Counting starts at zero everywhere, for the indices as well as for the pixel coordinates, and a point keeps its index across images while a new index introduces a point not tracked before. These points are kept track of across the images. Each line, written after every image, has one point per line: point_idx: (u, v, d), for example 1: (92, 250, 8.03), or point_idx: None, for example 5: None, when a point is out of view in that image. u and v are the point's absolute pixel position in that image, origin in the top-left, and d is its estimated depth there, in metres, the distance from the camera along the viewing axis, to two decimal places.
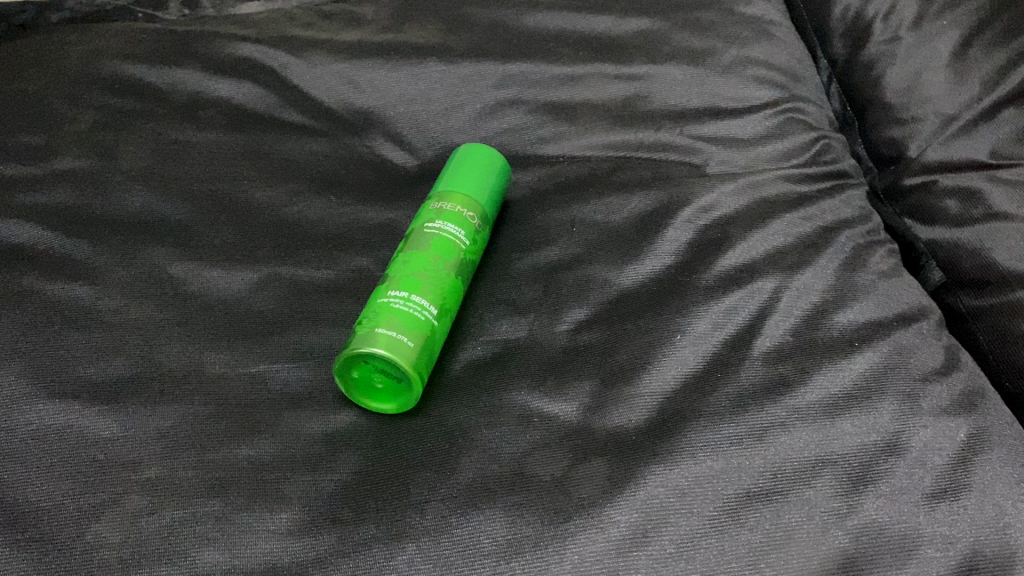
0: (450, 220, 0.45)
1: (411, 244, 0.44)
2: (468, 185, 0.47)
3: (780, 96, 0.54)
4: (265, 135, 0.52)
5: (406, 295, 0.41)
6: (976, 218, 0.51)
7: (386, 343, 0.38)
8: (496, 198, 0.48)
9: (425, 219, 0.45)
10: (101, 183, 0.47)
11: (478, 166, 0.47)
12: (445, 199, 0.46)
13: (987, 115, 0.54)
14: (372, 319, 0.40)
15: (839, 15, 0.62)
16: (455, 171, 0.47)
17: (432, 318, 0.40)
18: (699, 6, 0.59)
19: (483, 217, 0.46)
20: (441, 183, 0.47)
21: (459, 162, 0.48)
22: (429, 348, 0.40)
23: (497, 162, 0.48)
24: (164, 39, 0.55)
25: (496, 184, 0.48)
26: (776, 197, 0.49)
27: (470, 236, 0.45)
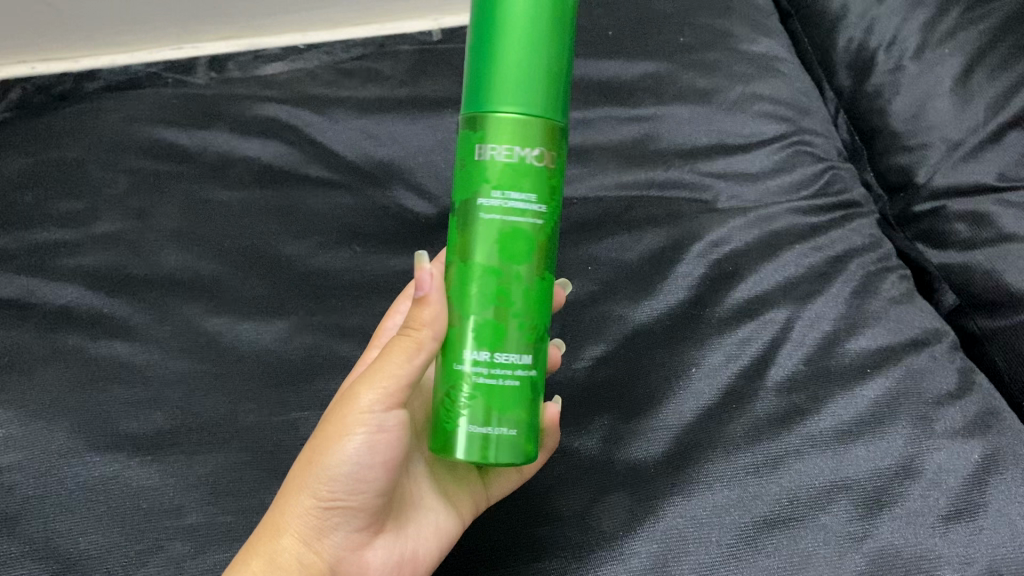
0: (513, 185, 0.33)
1: (473, 250, 0.33)
2: (513, 104, 0.32)
3: (787, 130, 0.56)
4: (291, 187, 0.54)
5: (488, 353, 0.33)
6: (987, 241, 0.52)
7: (475, 444, 0.33)
8: (557, 68, 0.33)
9: (476, 189, 0.33)
10: (137, 243, 0.50)
11: (513, 55, 0.32)
12: (491, 145, 0.32)
13: (993, 138, 0.55)
14: (454, 405, 0.33)
15: (844, 47, 0.63)
16: (491, 83, 0.32)
17: (525, 372, 0.34)
18: (704, 46, 0.60)
19: (545, 144, 0.33)
20: (474, 102, 0.33)
21: (490, 54, 0.32)
22: (531, 408, 0.34)
23: (548, 9, 0.32)
24: (192, 101, 0.57)
25: (552, 33, 0.32)
26: (785, 230, 0.50)
27: (542, 197, 0.33)
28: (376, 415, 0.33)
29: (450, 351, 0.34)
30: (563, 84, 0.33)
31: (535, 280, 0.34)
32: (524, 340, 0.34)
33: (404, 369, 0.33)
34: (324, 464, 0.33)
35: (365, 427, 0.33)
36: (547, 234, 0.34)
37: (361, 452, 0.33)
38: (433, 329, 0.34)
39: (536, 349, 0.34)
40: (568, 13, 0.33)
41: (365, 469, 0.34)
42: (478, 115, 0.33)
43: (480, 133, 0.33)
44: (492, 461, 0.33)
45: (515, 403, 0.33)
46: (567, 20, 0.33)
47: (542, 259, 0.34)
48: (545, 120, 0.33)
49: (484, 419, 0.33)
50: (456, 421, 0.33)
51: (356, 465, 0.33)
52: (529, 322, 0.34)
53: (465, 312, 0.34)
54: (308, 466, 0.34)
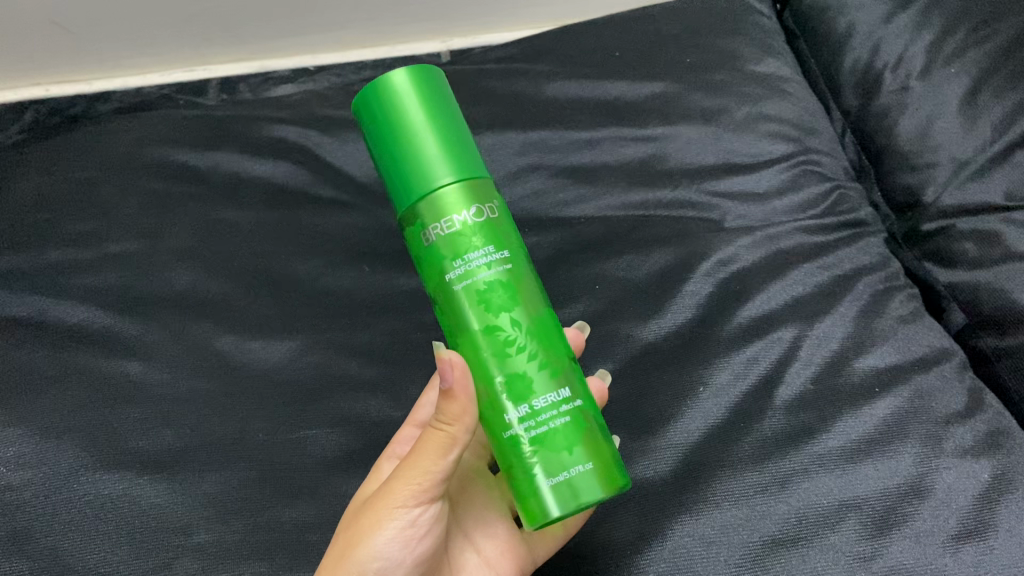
0: (470, 247, 0.35)
1: (463, 324, 0.35)
2: (439, 174, 0.35)
3: (793, 150, 0.56)
4: (300, 210, 0.55)
5: (527, 406, 0.34)
6: (995, 260, 0.52)
7: (567, 494, 0.33)
8: (459, 133, 0.36)
9: (439, 271, 0.35)
10: (148, 263, 0.50)
11: (419, 136, 0.36)
12: (436, 222, 0.35)
13: (1001, 156, 0.55)
14: (522, 472, 0.34)
15: (849, 67, 0.64)
16: (413, 169, 0.35)
17: (571, 404, 0.34)
18: (711, 67, 0.61)
19: (478, 194, 0.36)
20: (402, 197, 0.36)
21: (400, 145, 0.36)
22: (592, 431, 0.35)
23: (404, 87, 0.36)
24: (203, 123, 0.59)
25: (441, 109, 0.36)
26: (792, 248, 0.50)
27: (499, 244, 0.35)
28: (409, 509, 0.34)
29: (494, 423, 0.35)
30: (469, 144, 0.37)
31: (533, 318, 0.35)
32: (554, 377, 0.35)
33: (440, 465, 0.33)
34: (356, 559, 0.34)
35: (399, 523, 0.34)
36: (520, 276, 0.36)
37: (394, 546, 0.34)
38: (464, 419, 0.33)
39: (571, 381, 0.35)
40: (444, 85, 0.37)
41: (398, 561, 0.35)
42: (416, 201, 0.36)
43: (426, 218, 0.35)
44: (592, 505, 0.33)
45: (576, 440, 0.34)
46: (443, 93, 0.37)
47: (529, 300, 0.35)
48: (468, 176, 0.36)
49: (558, 467, 0.33)
50: (532, 484, 0.34)
51: (388, 558, 0.34)
52: (549, 360, 0.35)
53: (488, 379, 0.35)
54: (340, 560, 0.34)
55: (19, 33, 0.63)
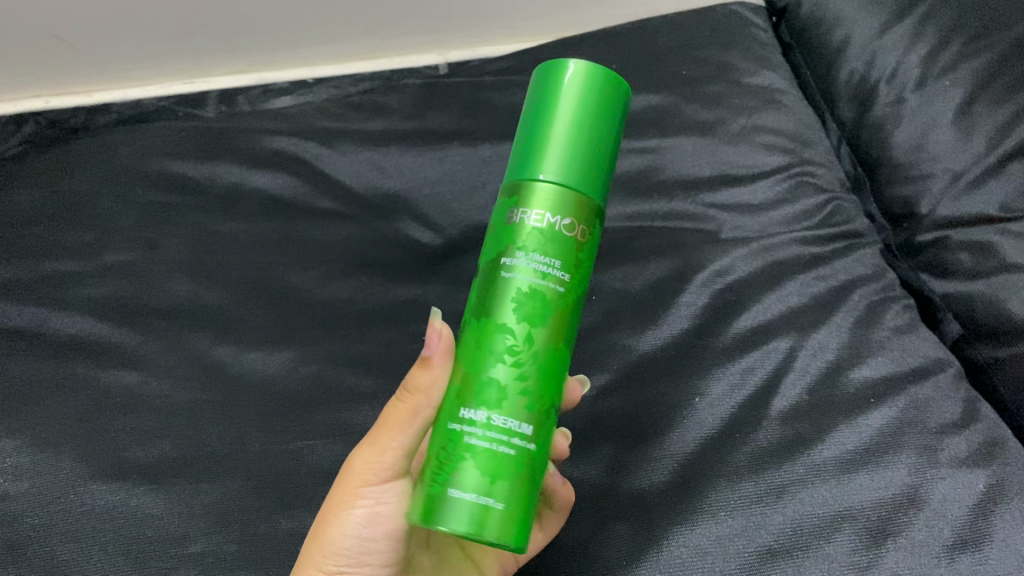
0: (536, 249, 0.34)
1: (490, 308, 0.34)
2: (558, 171, 0.34)
3: (789, 161, 0.56)
4: (299, 222, 0.55)
5: (485, 415, 0.32)
6: (990, 271, 0.52)
7: (458, 513, 0.31)
8: (601, 151, 0.35)
9: (502, 249, 0.34)
10: (147, 274, 0.50)
11: (566, 128, 0.34)
12: (525, 207, 0.34)
13: (995, 168, 0.55)
14: (442, 469, 0.32)
15: (845, 79, 0.65)
16: (542, 150, 0.34)
17: (523, 445, 0.32)
18: (707, 79, 0.61)
19: (573, 210, 0.34)
20: (518, 167, 0.35)
21: (544, 125, 0.35)
22: (528, 483, 0.33)
23: (587, 83, 0.35)
24: (203, 136, 0.59)
25: (602, 120, 0.35)
26: (788, 259, 0.50)
27: (566, 266, 0.34)
28: (374, 489, 0.36)
29: (449, 409, 0.33)
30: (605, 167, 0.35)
31: (548, 346, 0.34)
32: (525, 411, 0.33)
33: (401, 438, 0.35)
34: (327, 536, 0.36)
35: (365, 498, 0.36)
36: (564, 305, 0.34)
37: (364, 524, 0.36)
38: (429, 395, 0.34)
39: (537, 427, 0.33)
40: (619, 103, 0.36)
41: (370, 541, 0.36)
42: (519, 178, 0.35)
43: (516, 199, 0.34)
44: (476, 539, 0.31)
45: (504, 476, 0.32)
46: (615, 111, 0.36)
47: (554, 331, 0.34)
48: (580, 191, 0.34)
49: (468, 488, 0.32)
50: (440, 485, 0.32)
51: (357, 537, 0.36)
52: (534, 391, 0.33)
53: (476, 368, 0.33)
54: (315, 538, 0.36)
55: (17, 42, 0.63)
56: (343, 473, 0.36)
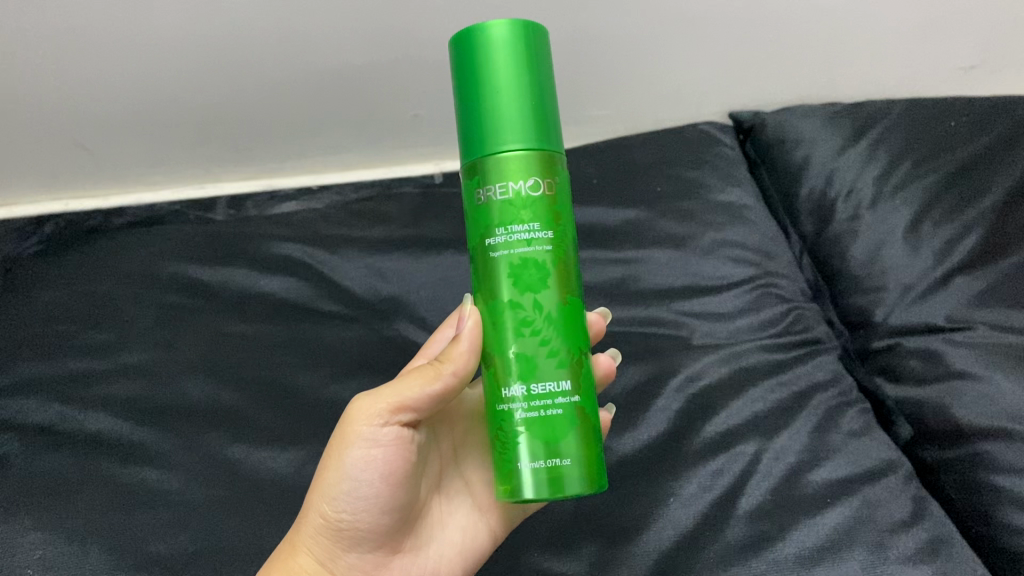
0: (517, 220, 0.39)
1: (496, 288, 0.40)
2: (506, 139, 0.38)
3: (755, 273, 0.62)
4: (303, 323, 0.59)
5: (527, 389, 0.39)
6: (938, 377, 0.57)
7: (537, 478, 0.38)
8: (537, 98, 0.39)
9: (484, 231, 0.40)
10: (164, 375, 0.55)
11: (495, 96, 0.38)
12: (485, 183, 0.39)
13: (941, 282, 0.62)
14: (508, 444, 0.39)
15: (806, 195, 0.70)
16: (486, 127, 0.39)
17: (566, 398, 0.39)
18: (680, 195, 0.67)
19: (539, 167, 0.39)
20: (470, 143, 0.39)
21: (478, 97, 0.39)
22: (579, 426, 0.39)
23: (494, 45, 0.39)
24: (212, 240, 0.63)
25: (527, 68, 0.39)
26: (754, 366, 0.55)
27: (548, 223, 0.39)
28: (376, 436, 0.41)
29: (495, 388, 0.40)
30: (543, 109, 0.39)
31: (557, 304, 0.40)
32: (561, 367, 0.39)
33: (410, 390, 0.41)
34: (334, 478, 0.42)
35: (364, 444, 0.41)
36: (557, 261, 0.40)
37: (363, 469, 0.41)
38: (456, 364, 0.42)
39: (576, 375, 0.40)
40: (538, 43, 0.39)
41: (369, 486, 0.41)
42: (473, 155, 0.39)
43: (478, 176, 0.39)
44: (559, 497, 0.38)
45: (561, 430, 0.39)
46: (533, 57, 0.39)
47: (557, 287, 0.40)
48: (531, 146, 0.39)
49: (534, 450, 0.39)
50: (514, 459, 0.39)
51: (360, 480, 0.41)
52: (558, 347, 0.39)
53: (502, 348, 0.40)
54: (319, 486, 0.42)
55: (48, 159, 0.72)
56: (346, 419, 0.42)
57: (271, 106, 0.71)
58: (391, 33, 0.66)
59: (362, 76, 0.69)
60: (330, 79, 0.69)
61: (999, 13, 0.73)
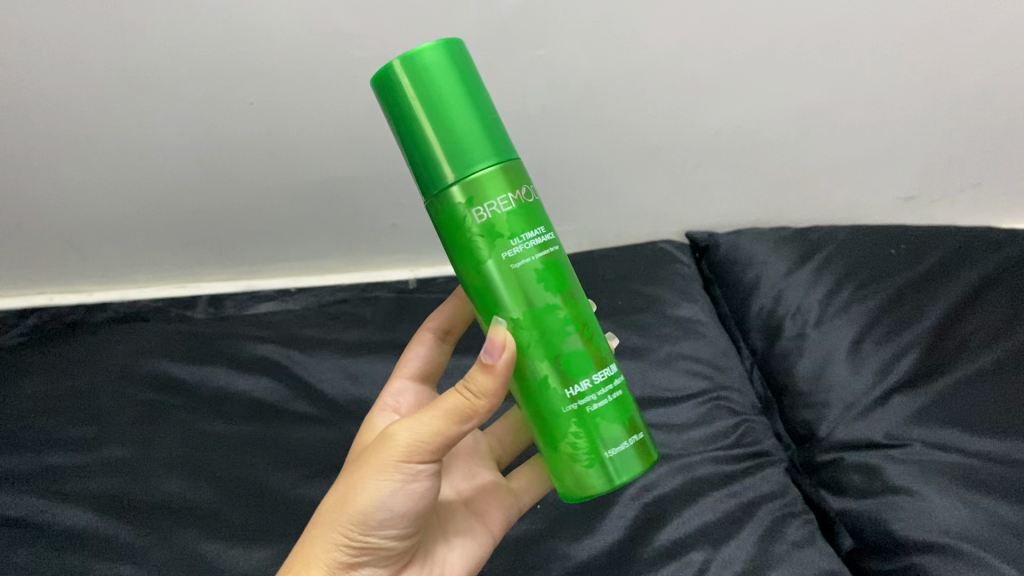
0: (523, 227, 0.41)
1: (524, 298, 0.41)
2: (489, 155, 0.41)
3: (708, 386, 0.66)
4: (277, 423, 0.62)
5: (588, 382, 0.42)
6: (878, 491, 0.59)
7: (622, 464, 0.43)
8: (487, 109, 0.41)
9: (498, 249, 0.41)
10: (142, 472, 0.57)
11: (462, 120, 0.40)
12: (483, 202, 0.40)
13: (880, 400, 0.65)
14: (591, 441, 0.43)
15: (756, 311, 0.75)
16: (462, 150, 0.40)
17: (615, 379, 0.44)
18: (637, 309, 0.72)
19: (520, 173, 0.42)
20: (447, 170, 0.40)
21: (442, 121, 0.40)
22: (628, 402, 0.44)
23: (442, 71, 0.40)
24: (192, 339, 0.67)
25: (469, 81, 0.41)
26: (705, 476, 0.59)
27: (542, 222, 0.42)
28: (411, 466, 0.42)
29: (547, 394, 0.42)
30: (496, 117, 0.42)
31: (573, 296, 0.43)
32: (597, 350, 0.43)
33: (450, 426, 0.41)
34: (362, 503, 0.42)
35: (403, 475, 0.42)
36: (559, 256, 0.43)
37: (396, 498, 0.43)
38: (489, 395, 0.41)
39: (602, 354, 0.44)
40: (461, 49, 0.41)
41: (397, 509, 0.43)
42: (455, 180, 0.40)
43: (470, 197, 0.40)
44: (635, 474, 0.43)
45: (622, 411, 0.43)
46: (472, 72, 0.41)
47: (566, 280, 0.43)
48: (505, 159, 0.41)
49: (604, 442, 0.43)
50: (599, 451, 0.43)
51: (391, 504, 0.43)
52: (591, 339, 0.43)
53: (552, 353, 0.42)
54: (343, 512, 0.42)
55: (40, 252, 0.77)
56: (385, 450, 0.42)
57: (255, 211, 0.76)
58: (372, 147, 0.71)
59: (343, 186, 0.75)
60: (313, 188, 0.75)
61: (931, 150, 0.80)
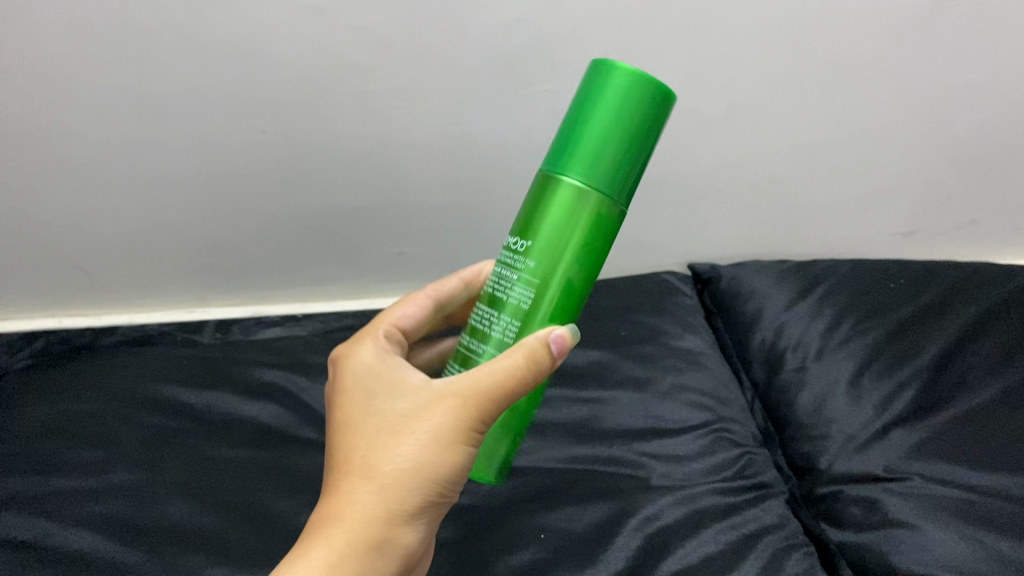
0: (596, 259, 0.45)
1: (562, 299, 0.45)
2: (623, 193, 0.44)
3: (710, 418, 0.67)
4: (284, 450, 0.63)
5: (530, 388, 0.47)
6: (877, 524, 0.59)
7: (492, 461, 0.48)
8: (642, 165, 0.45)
9: (580, 250, 0.44)
10: (149, 496, 0.57)
11: (623, 150, 0.43)
12: (595, 217, 0.43)
13: (880, 433, 0.66)
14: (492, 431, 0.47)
15: (757, 344, 0.77)
16: (609, 172, 0.43)
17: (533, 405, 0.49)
18: (641, 340, 0.74)
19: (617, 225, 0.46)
20: (593, 170, 0.43)
21: (614, 138, 0.42)
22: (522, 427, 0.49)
23: (638, 101, 0.42)
24: (201, 364, 0.69)
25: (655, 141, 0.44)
26: (707, 507, 0.59)
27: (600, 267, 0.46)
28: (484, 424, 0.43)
29: None
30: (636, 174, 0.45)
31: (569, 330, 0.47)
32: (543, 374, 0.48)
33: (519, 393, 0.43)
34: (444, 456, 0.42)
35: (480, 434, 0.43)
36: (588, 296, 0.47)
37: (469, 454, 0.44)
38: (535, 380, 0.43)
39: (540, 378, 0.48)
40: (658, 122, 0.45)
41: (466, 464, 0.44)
42: (592, 184, 0.43)
43: (590, 200, 0.43)
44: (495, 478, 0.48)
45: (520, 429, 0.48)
46: (659, 122, 0.44)
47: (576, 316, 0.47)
48: (621, 204, 0.44)
49: (497, 441, 0.48)
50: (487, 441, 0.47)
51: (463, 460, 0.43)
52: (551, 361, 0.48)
53: None
54: (425, 464, 0.42)
55: (49, 274, 0.78)
56: (467, 406, 0.42)
57: (263, 239, 0.77)
58: (382, 178, 0.72)
59: (353, 216, 0.76)
60: (322, 217, 0.76)
61: (929, 190, 0.81)
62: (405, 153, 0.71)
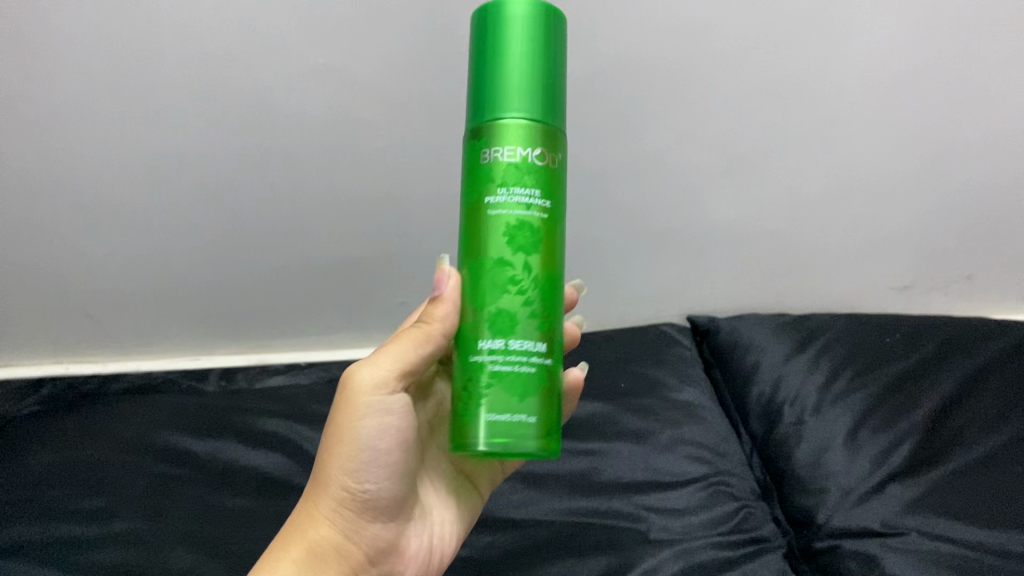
0: (517, 182, 0.41)
1: (486, 246, 0.41)
2: (518, 106, 0.40)
3: (707, 471, 0.67)
4: (286, 500, 0.63)
5: (504, 342, 0.41)
6: None
7: (491, 428, 0.40)
8: (550, 75, 0.41)
9: (487, 190, 0.41)
10: (153, 544, 0.58)
11: (506, 66, 0.40)
12: (496, 146, 0.41)
13: (876, 488, 0.66)
14: (472, 392, 0.41)
15: (755, 396, 0.77)
16: (493, 94, 0.41)
17: (539, 360, 0.41)
18: (640, 392, 0.75)
19: (554, 145, 0.41)
20: (482, 107, 0.41)
21: (492, 62, 0.41)
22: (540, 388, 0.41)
23: (506, 23, 0.41)
24: (205, 412, 0.70)
25: (551, 56, 0.41)
26: (705, 562, 0.60)
27: (546, 193, 0.42)
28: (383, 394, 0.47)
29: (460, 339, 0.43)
30: (551, 88, 0.41)
31: (544, 271, 0.42)
32: (537, 329, 0.42)
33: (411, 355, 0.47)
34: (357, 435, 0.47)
35: (377, 410, 0.47)
36: (552, 231, 0.42)
37: (377, 436, 0.47)
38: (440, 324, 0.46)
39: (548, 337, 0.42)
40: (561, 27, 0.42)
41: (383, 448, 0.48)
42: (485, 120, 0.41)
43: (485, 140, 0.41)
44: (513, 450, 0.40)
45: (530, 390, 0.41)
46: (544, 32, 0.41)
47: (545, 256, 0.42)
48: (533, 122, 0.41)
49: (499, 403, 0.40)
50: (474, 411, 0.41)
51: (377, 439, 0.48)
52: (547, 313, 0.42)
53: (485, 305, 0.42)
54: (342, 450, 0.48)
55: (58, 320, 0.79)
56: (355, 390, 0.47)
57: (269, 288, 0.78)
58: (388, 228, 0.74)
59: (359, 265, 0.77)
60: (326, 266, 0.77)
61: (926, 243, 0.83)
62: (411, 205, 0.72)
